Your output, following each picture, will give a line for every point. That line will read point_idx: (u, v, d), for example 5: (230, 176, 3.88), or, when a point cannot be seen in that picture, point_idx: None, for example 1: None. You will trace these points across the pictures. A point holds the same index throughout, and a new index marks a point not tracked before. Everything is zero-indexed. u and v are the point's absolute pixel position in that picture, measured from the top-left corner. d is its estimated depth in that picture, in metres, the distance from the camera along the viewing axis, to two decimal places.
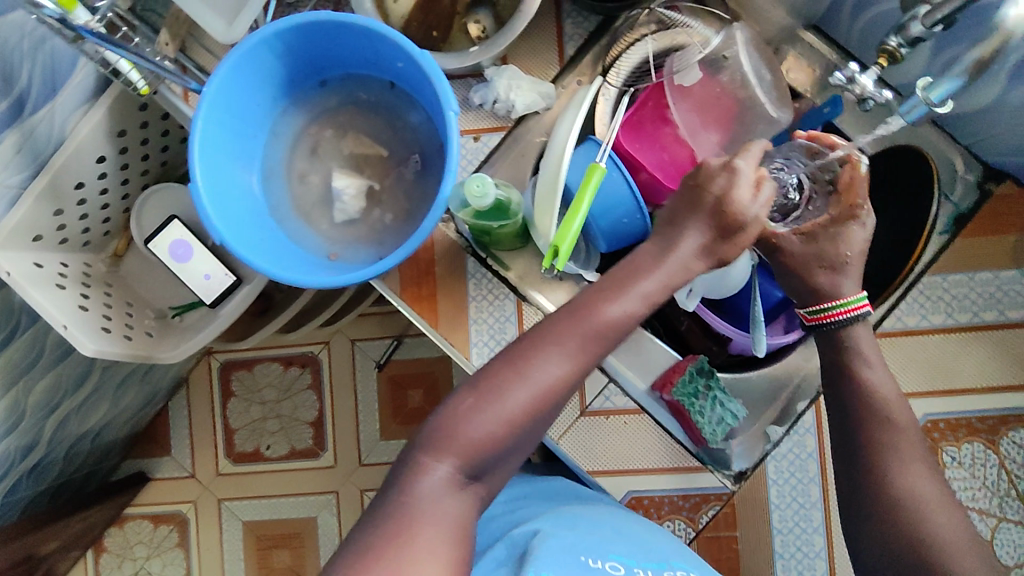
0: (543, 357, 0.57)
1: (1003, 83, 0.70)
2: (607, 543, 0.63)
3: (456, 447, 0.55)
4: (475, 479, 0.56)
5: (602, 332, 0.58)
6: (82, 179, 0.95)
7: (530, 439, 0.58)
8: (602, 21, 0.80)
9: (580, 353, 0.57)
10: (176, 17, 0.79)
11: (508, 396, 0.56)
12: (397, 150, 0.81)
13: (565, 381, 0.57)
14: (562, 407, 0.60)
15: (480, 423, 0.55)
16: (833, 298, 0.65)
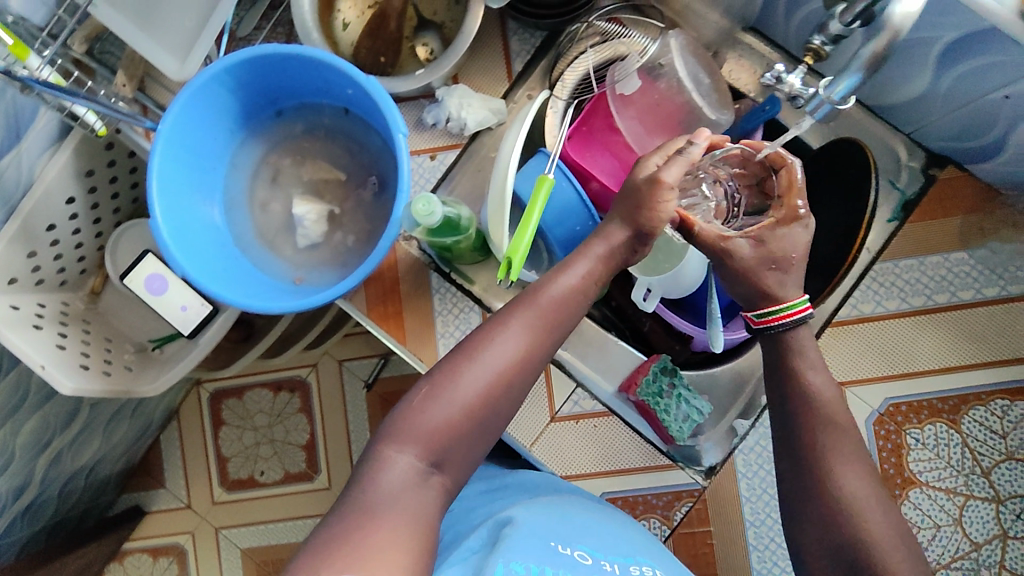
0: (494, 341, 0.61)
1: (932, 70, 0.71)
2: (575, 536, 0.63)
3: (417, 435, 0.58)
4: (437, 471, 0.58)
5: (549, 314, 0.63)
6: (53, 221, 0.97)
7: (490, 426, 0.61)
8: (547, 37, 0.83)
9: (532, 329, 0.62)
10: (131, 58, 0.82)
11: (465, 381, 0.59)
12: (355, 173, 0.84)
13: (519, 365, 0.61)
14: (523, 390, 0.63)
15: (439, 409, 0.58)
16: (776, 302, 0.65)
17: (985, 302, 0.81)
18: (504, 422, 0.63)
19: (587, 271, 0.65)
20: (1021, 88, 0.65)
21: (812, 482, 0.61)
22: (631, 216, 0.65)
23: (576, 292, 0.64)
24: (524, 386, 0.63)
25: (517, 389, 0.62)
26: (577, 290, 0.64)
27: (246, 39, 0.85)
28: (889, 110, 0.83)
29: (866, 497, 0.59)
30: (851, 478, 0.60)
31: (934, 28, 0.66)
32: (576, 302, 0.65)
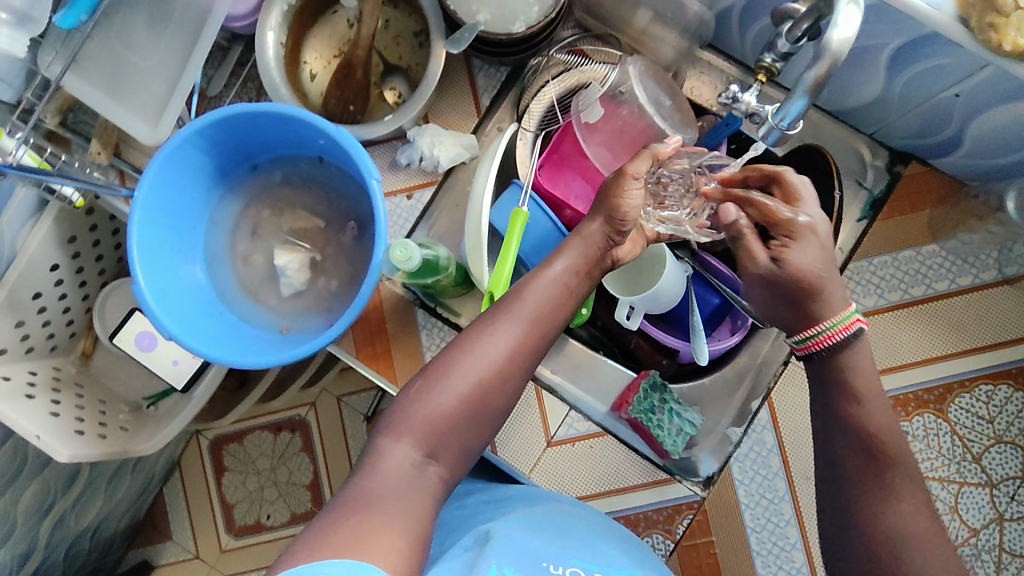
0: (487, 334, 0.63)
1: (885, 75, 0.73)
2: (569, 548, 0.63)
3: (413, 425, 0.59)
4: (434, 461, 0.59)
5: (538, 309, 0.65)
6: (39, 289, 0.98)
7: (486, 417, 0.63)
8: (511, 71, 0.86)
9: (522, 320, 0.64)
10: (104, 126, 0.84)
11: (459, 373, 0.61)
12: (334, 219, 0.85)
13: (511, 357, 0.63)
14: (517, 384, 0.65)
15: (436, 400, 0.60)
16: (815, 324, 0.64)
17: (959, 291, 0.82)
18: (499, 414, 0.64)
19: (570, 266, 0.67)
20: (970, 87, 0.67)
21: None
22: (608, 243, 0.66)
23: (561, 285, 0.66)
24: (517, 378, 0.64)
25: (510, 381, 0.64)
26: (559, 282, 0.66)
27: (216, 98, 0.87)
28: (850, 114, 0.85)
29: (879, 497, 0.60)
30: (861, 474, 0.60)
31: (880, 36, 0.68)
32: (564, 297, 0.67)
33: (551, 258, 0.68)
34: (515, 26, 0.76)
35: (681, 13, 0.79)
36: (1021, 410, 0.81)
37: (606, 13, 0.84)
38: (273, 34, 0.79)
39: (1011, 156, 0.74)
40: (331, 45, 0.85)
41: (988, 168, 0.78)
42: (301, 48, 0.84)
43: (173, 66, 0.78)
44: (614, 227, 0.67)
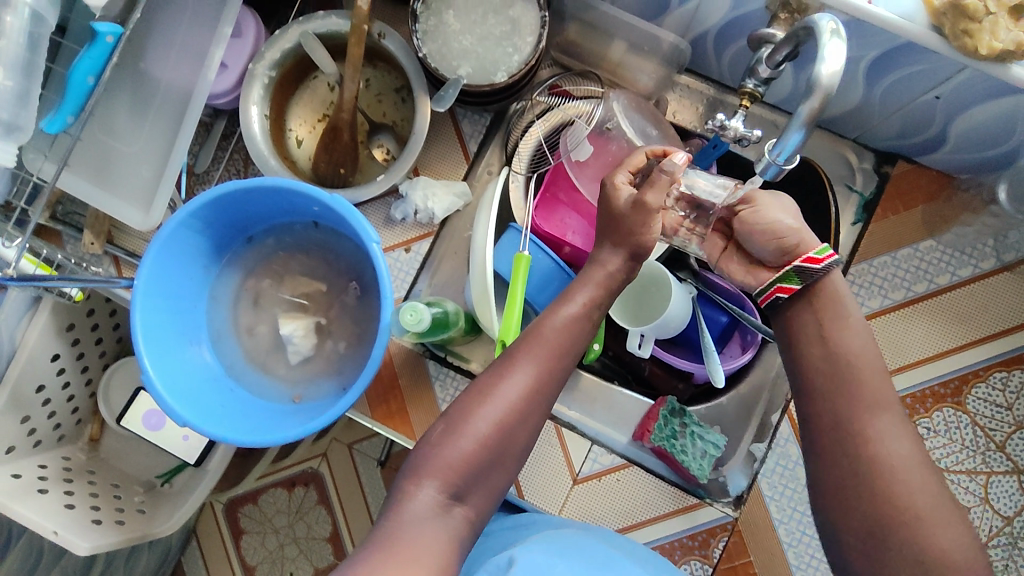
0: (505, 374, 0.61)
1: (865, 83, 0.74)
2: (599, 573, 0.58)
3: (436, 469, 0.57)
4: (459, 502, 0.57)
5: (558, 345, 0.63)
6: (42, 381, 0.96)
7: (508, 457, 0.60)
8: (495, 115, 0.88)
9: (541, 360, 0.62)
10: (95, 216, 0.84)
11: (479, 415, 0.59)
12: (336, 281, 0.85)
13: (530, 396, 0.61)
14: (541, 419, 0.63)
15: (458, 442, 0.58)
16: (795, 252, 0.63)
17: (961, 283, 0.83)
18: (523, 453, 0.62)
19: (588, 302, 0.65)
20: (951, 88, 0.68)
21: (836, 464, 0.60)
22: (614, 280, 0.66)
23: (578, 318, 0.64)
24: (537, 416, 0.62)
25: (532, 419, 0.61)
26: (580, 317, 0.64)
27: (205, 174, 0.87)
28: (831, 122, 0.86)
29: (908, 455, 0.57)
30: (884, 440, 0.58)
31: (855, 49, 0.69)
32: (581, 328, 0.64)
33: (570, 292, 0.66)
34: (497, 76, 0.77)
35: (657, 42, 0.82)
36: None
37: (583, 51, 0.86)
38: (257, 108, 0.79)
39: (995, 149, 0.75)
40: (314, 110, 0.87)
41: (975, 161, 0.79)
42: (285, 117, 0.85)
43: (160, 150, 0.78)
44: (637, 254, 0.66)
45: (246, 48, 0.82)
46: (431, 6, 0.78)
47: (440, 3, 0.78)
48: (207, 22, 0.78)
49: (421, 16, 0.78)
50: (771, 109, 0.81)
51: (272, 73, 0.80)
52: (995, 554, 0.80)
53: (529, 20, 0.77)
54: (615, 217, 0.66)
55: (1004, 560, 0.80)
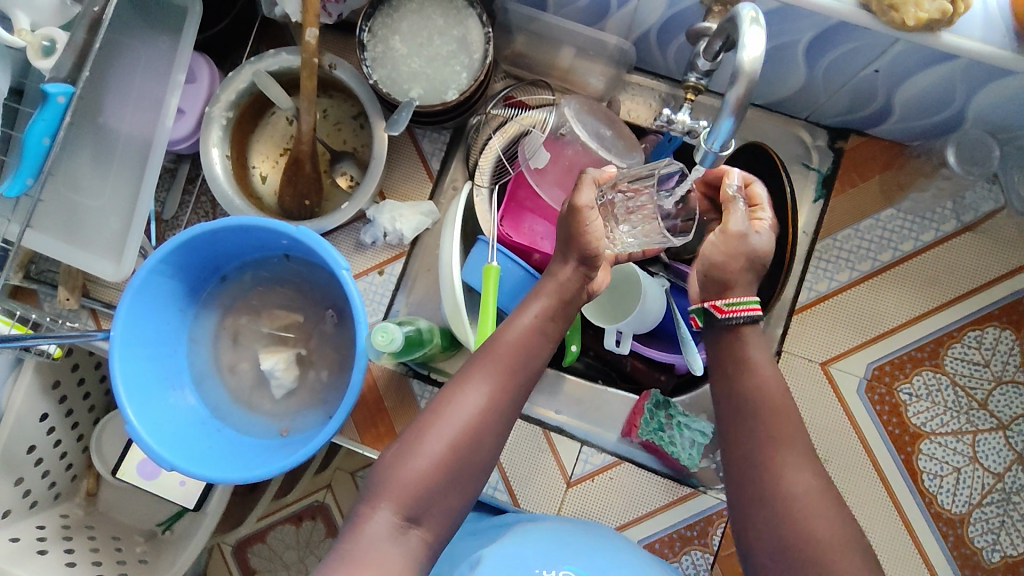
0: (459, 391, 0.61)
1: (806, 64, 0.76)
2: (566, 556, 0.61)
3: (392, 490, 0.57)
4: (416, 525, 0.56)
5: (512, 359, 0.64)
6: (32, 441, 0.96)
7: (468, 475, 0.60)
8: (453, 132, 0.90)
9: (493, 378, 0.62)
10: (69, 271, 0.85)
11: (434, 433, 0.59)
12: (312, 310, 0.86)
13: (485, 413, 0.61)
14: (500, 438, 0.63)
15: (413, 461, 0.58)
16: (738, 293, 0.66)
17: (925, 248, 0.85)
18: (482, 472, 0.61)
19: (542, 312, 0.67)
20: (888, 61, 0.70)
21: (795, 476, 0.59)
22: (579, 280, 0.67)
23: (532, 331, 0.66)
24: (496, 435, 0.62)
25: (489, 436, 0.61)
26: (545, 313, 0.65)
27: (173, 219, 0.88)
28: (780, 104, 0.87)
29: (840, 500, 0.56)
30: (794, 474, 0.58)
31: (791, 33, 0.71)
32: (541, 339, 0.66)
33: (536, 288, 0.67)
34: (448, 94, 0.79)
35: (603, 46, 0.84)
36: (1013, 348, 0.83)
37: (532, 61, 0.89)
38: (217, 149, 0.81)
39: (938, 115, 0.77)
40: (275, 145, 0.88)
41: (923, 127, 0.81)
42: (247, 156, 0.87)
43: (126, 201, 0.80)
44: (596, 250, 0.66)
45: (201, 92, 0.84)
46: (378, 34, 0.79)
47: (386, 30, 0.80)
48: (161, 73, 0.80)
49: (368, 44, 0.79)
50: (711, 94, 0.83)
51: (229, 114, 0.82)
52: (990, 511, 0.80)
53: (474, 38, 0.79)
54: (574, 218, 0.67)
55: (999, 516, 0.80)
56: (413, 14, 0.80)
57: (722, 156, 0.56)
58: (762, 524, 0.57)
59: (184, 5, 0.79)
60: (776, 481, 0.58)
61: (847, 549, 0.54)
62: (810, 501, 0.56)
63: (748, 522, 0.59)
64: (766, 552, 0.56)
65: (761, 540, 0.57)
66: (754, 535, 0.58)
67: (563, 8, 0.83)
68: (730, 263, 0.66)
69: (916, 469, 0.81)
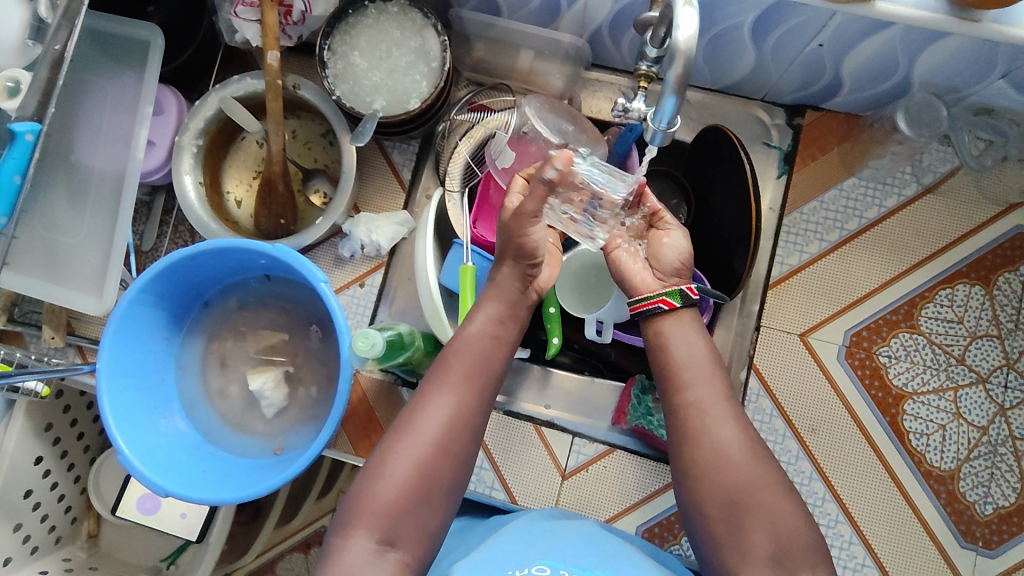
0: (418, 409, 0.62)
1: (753, 44, 0.78)
2: (538, 551, 0.60)
3: (363, 518, 0.57)
4: (393, 547, 0.57)
5: (465, 369, 0.65)
6: (29, 486, 0.94)
7: (438, 493, 0.60)
8: (421, 142, 0.92)
9: (449, 390, 0.64)
10: (51, 310, 0.85)
11: (399, 455, 0.60)
12: (297, 327, 0.87)
13: (448, 428, 0.62)
14: (468, 448, 0.63)
15: (378, 487, 0.58)
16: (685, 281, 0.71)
17: (890, 213, 0.87)
18: (454, 487, 0.62)
19: (490, 316, 0.69)
20: (830, 34, 0.72)
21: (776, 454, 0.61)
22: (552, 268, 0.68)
23: (485, 336, 0.68)
24: (463, 449, 0.62)
25: (456, 451, 0.62)
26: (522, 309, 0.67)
27: (153, 250, 0.90)
28: (735, 87, 0.90)
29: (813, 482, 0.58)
30: (723, 423, 0.62)
31: (735, 16, 0.74)
32: (509, 329, 0.70)
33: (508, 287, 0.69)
34: (411, 104, 0.81)
35: (558, 45, 0.87)
36: (983, 302, 0.85)
37: (492, 66, 0.91)
38: (190, 177, 0.82)
39: (885, 83, 0.80)
40: (247, 169, 0.90)
41: (872, 97, 0.84)
42: (221, 181, 0.89)
43: (102, 236, 0.81)
44: None
45: (170, 123, 0.85)
46: (337, 51, 0.82)
47: (345, 47, 0.82)
48: (129, 106, 0.81)
49: (329, 61, 0.81)
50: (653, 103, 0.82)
51: (199, 141, 0.83)
52: (978, 465, 0.82)
53: (432, 47, 0.81)
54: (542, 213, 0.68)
55: (988, 468, 0.82)
56: (370, 29, 0.82)
57: (673, 132, 0.59)
58: (693, 477, 0.61)
59: (146, 39, 0.81)
60: (705, 432, 0.62)
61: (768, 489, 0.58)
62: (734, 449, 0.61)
63: (684, 478, 0.62)
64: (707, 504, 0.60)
65: (701, 493, 0.60)
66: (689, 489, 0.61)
67: (517, 13, 0.85)
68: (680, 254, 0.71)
69: (902, 429, 0.83)
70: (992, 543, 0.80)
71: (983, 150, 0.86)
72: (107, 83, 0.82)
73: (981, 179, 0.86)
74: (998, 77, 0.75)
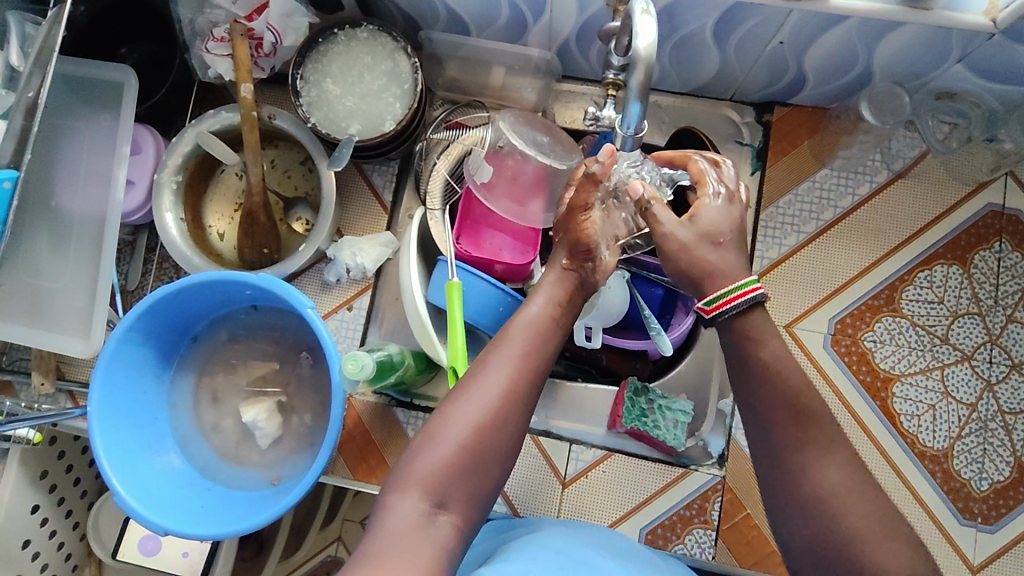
0: (478, 373, 0.60)
1: (716, 46, 0.80)
2: (559, 567, 0.57)
3: (418, 477, 0.54)
4: (444, 511, 0.54)
5: (527, 341, 0.63)
6: (27, 536, 0.92)
7: (491, 461, 0.57)
8: (400, 163, 0.93)
9: (510, 361, 0.60)
10: (40, 356, 0.85)
11: (455, 419, 0.57)
12: (287, 356, 0.87)
13: (507, 396, 0.59)
14: (525, 421, 0.60)
15: (436, 447, 0.55)
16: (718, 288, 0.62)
17: (863, 201, 0.89)
18: (509, 456, 0.58)
19: (547, 299, 0.67)
20: (789, 31, 0.74)
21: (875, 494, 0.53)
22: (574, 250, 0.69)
23: (539, 318, 0.65)
24: (518, 422, 0.59)
25: (512, 421, 0.58)
26: (543, 315, 0.66)
27: (138, 289, 0.90)
28: (704, 89, 0.92)
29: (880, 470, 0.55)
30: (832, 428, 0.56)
31: (696, 20, 0.75)
32: (548, 327, 0.65)
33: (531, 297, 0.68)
34: (385, 126, 0.82)
35: (528, 60, 0.89)
36: (962, 282, 0.86)
37: (465, 84, 0.92)
38: (171, 214, 0.83)
39: (849, 74, 0.82)
40: (229, 202, 0.91)
41: (838, 89, 0.86)
42: (202, 216, 0.89)
43: (87, 278, 0.81)
44: None
45: (148, 161, 0.86)
46: (310, 79, 0.83)
47: (317, 75, 0.83)
48: (105, 148, 0.82)
49: (302, 90, 0.83)
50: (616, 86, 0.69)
51: (178, 177, 0.84)
52: (970, 442, 0.83)
53: (403, 69, 0.83)
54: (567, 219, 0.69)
55: (980, 443, 0.83)
56: (341, 55, 0.83)
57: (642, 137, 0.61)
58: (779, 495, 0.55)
59: (118, 80, 0.81)
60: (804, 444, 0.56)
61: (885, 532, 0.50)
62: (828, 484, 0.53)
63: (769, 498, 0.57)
64: (796, 531, 0.54)
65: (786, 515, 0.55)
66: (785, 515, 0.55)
67: (485, 31, 0.87)
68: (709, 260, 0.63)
69: (893, 412, 0.84)
70: (991, 518, 0.81)
71: (948, 133, 0.87)
72: (82, 125, 0.82)
73: (949, 161, 0.89)
74: (954, 62, 0.77)
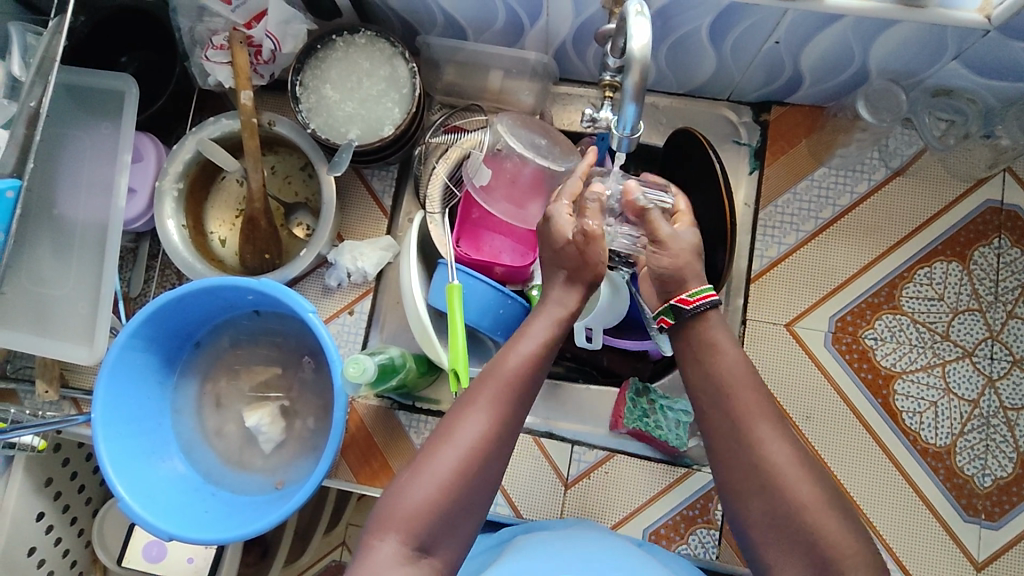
0: (462, 414, 0.58)
1: (711, 47, 0.81)
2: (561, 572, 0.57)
3: (398, 521, 0.54)
4: (426, 553, 0.54)
5: (513, 380, 0.60)
6: (33, 543, 0.92)
7: (474, 502, 0.56)
8: (400, 167, 0.93)
9: (496, 402, 0.58)
10: (45, 364, 0.86)
11: (436, 463, 0.56)
12: (290, 360, 0.88)
13: (490, 438, 0.57)
14: (510, 457, 0.59)
15: (417, 492, 0.55)
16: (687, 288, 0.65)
17: (862, 198, 0.89)
18: (492, 493, 0.58)
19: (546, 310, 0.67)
20: (784, 31, 0.75)
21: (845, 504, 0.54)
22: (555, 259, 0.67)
23: (533, 352, 0.62)
24: (503, 456, 0.58)
25: (496, 462, 0.57)
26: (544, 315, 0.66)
27: (141, 296, 0.91)
28: (701, 89, 0.92)
29: None
30: None
31: (692, 21, 0.76)
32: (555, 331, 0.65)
33: (528, 325, 0.65)
34: (384, 130, 0.83)
35: (525, 63, 0.89)
36: (962, 278, 0.86)
37: (463, 88, 0.92)
38: (172, 221, 0.83)
39: (846, 73, 0.82)
40: (230, 208, 0.91)
41: (834, 88, 0.86)
42: (204, 222, 0.90)
43: (90, 286, 0.81)
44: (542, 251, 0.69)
45: (149, 168, 0.86)
46: (309, 85, 0.83)
47: (316, 81, 0.84)
48: (106, 156, 0.82)
49: (301, 96, 0.83)
50: (612, 88, 0.69)
51: (180, 184, 0.84)
52: (973, 438, 0.83)
53: (401, 74, 0.83)
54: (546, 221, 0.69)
55: (983, 440, 0.83)
56: (340, 61, 0.84)
57: (638, 138, 0.61)
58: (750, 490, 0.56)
59: (118, 89, 0.82)
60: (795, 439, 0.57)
61: (827, 505, 0.54)
62: (790, 471, 0.55)
63: (732, 497, 0.57)
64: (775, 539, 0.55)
65: (746, 515, 0.56)
66: (741, 504, 0.56)
67: (482, 35, 0.87)
68: (693, 275, 0.65)
69: (895, 409, 0.84)
70: (995, 515, 0.81)
71: (945, 130, 0.87)
72: (83, 134, 0.83)
73: (947, 158, 0.89)
74: (950, 59, 0.77)
